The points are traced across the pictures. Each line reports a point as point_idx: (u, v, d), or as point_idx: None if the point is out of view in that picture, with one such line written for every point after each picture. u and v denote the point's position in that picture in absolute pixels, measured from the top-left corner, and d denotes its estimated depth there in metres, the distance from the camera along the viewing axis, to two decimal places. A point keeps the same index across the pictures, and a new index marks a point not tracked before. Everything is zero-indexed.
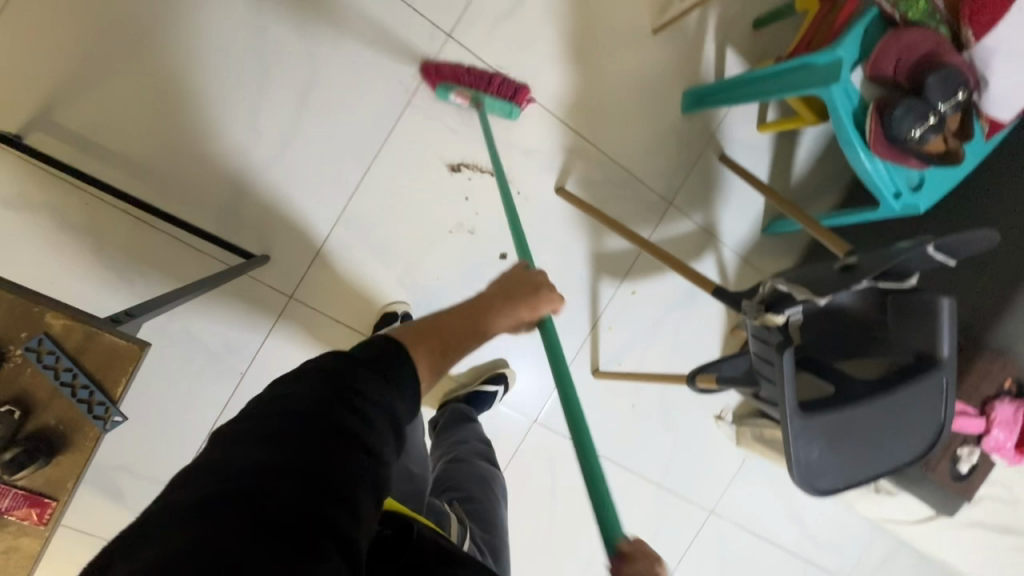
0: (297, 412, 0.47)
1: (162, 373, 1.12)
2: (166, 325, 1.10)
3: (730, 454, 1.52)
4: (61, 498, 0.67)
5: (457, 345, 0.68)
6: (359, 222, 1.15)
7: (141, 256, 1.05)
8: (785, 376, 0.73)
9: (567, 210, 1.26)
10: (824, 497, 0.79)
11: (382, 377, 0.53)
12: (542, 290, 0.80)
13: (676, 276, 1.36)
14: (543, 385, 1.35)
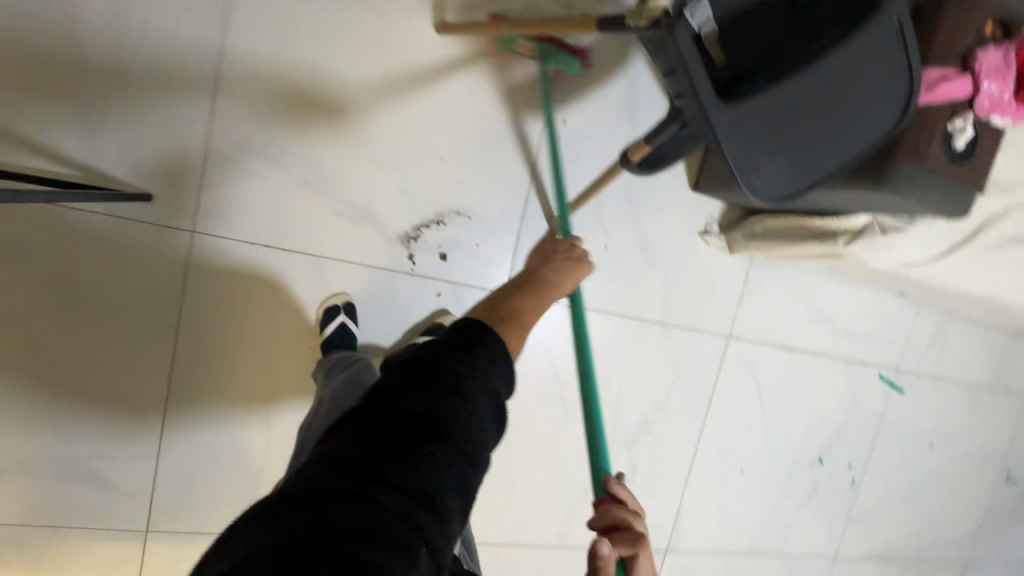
0: (399, 396, 0.53)
1: (98, 353, 1.05)
2: (79, 302, 1.02)
3: (731, 270, 1.39)
4: None
5: (512, 327, 0.70)
6: (237, 131, 1.04)
7: (26, 236, 0.98)
8: (685, 56, 0.62)
9: (458, 50, 1.12)
10: (778, 206, 0.71)
11: (469, 357, 0.57)
12: (576, 262, 0.95)
13: (605, 91, 1.21)
14: (503, 252, 1.23)
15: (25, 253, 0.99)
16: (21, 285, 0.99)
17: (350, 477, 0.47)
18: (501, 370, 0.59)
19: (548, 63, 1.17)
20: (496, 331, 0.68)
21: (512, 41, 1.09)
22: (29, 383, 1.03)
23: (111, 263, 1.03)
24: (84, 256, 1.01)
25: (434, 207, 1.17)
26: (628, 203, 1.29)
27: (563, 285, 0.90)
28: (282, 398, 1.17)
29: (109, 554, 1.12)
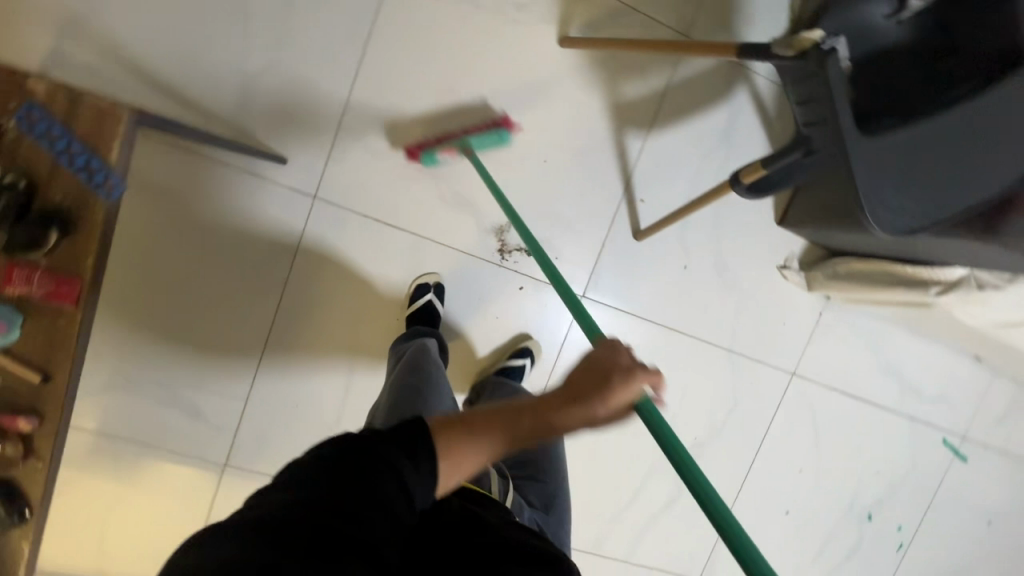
0: (333, 465, 0.52)
1: (221, 296, 1.15)
2: (215, 247, 1.13)
3: (804, 308, 1.40)
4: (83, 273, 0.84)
5: (492, 431, 0.59)
6: (367, 111, 1.14)
7: (183, 181, 1.10)
8: (835, 82, 0.67)
9: (575, 63, 1.19)
10: (894, 238, 0.76)
11: (406, 449, 0.55)
12: (621, 377, 0.61)
13: (706, 118, 1.26)
14: (586, 258, 1.28)
15: (180, 198, 1.10)
16: (172, 225, 1.11)
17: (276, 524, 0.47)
18: (433, 476, 0.55)
19: (657, 84, 1.23)
20: (469, 434, 0.58)
21: (433, 151, 1.14)
22: (160, 313, 1.14)
23: (248, 216, 1.13)
24: (229, 207, 1.12)
25: (530, 205, 1.23)
26: (712, 227, 1.32)
27: (590, 417, 0.60)
28: (362, 363, 1.24)
29: (186, 480, 1.21)
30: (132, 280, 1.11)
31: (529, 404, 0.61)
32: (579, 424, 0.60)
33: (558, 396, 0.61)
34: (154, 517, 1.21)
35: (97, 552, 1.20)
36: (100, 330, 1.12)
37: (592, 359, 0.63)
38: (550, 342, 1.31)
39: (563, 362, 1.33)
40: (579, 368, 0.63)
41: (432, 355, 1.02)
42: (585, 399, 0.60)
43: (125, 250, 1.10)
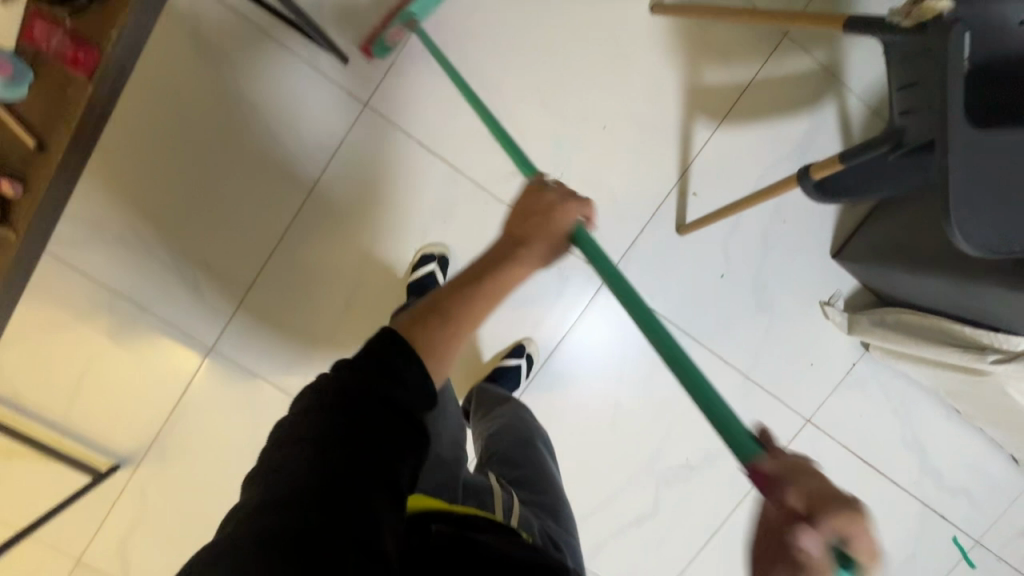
0: (314, 435, 0.49)
1: (229, 168, 1.13)
2: (232, 118, 1.11)
3: (838, 353, 1.30)
4: (108, 47, 0.60)
5: (472, 307, 0.60)
6: (440, 31, 1.10)
7: (224, 46, 1.09)
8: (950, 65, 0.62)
9: (661, 32, 1.13)
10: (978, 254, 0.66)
11: (381, 374, 0.52)
12: (557, 210, 0.66)
13: (783, 124, 1.18)
14: (621, 238, 1.21)
15: (215, 61, 1.09)
16: (197, 85, 1.09)
17: (284, 510, 0.45)
18: (415, 390, 0.53)
19: (742, 77, 1.16)
20: (440, 321, 0.58)
21: (384, 41, 1.07)
22: (165, 170, 1.12)
23: (273, 97, 1.11)
24: (259, 82, 1.10)
25: (578, 169, 1.17)
26: (760, 241, 1.23)
27: (535, 251, 0.64)
28: (368, 286, 1.21)
29: (170, 353, 1.20)
30: (146, 129, 1.10)
31: (495, 266, 0.62)
32: (531, 255, 0.64)
33: (499, 248, 0.65)
34: (131, 381, 1.20)
35: (68, 397, 1.20)
36: (126, 181, 1.12)
37: (533, 211, 0.66)
38: (561, 315, 1.25)
39: (569, 340, 1.26)
40: (518, 216, 0.67)
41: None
42: (542, 228, 0.65)
43: (145, 98, 1.09)
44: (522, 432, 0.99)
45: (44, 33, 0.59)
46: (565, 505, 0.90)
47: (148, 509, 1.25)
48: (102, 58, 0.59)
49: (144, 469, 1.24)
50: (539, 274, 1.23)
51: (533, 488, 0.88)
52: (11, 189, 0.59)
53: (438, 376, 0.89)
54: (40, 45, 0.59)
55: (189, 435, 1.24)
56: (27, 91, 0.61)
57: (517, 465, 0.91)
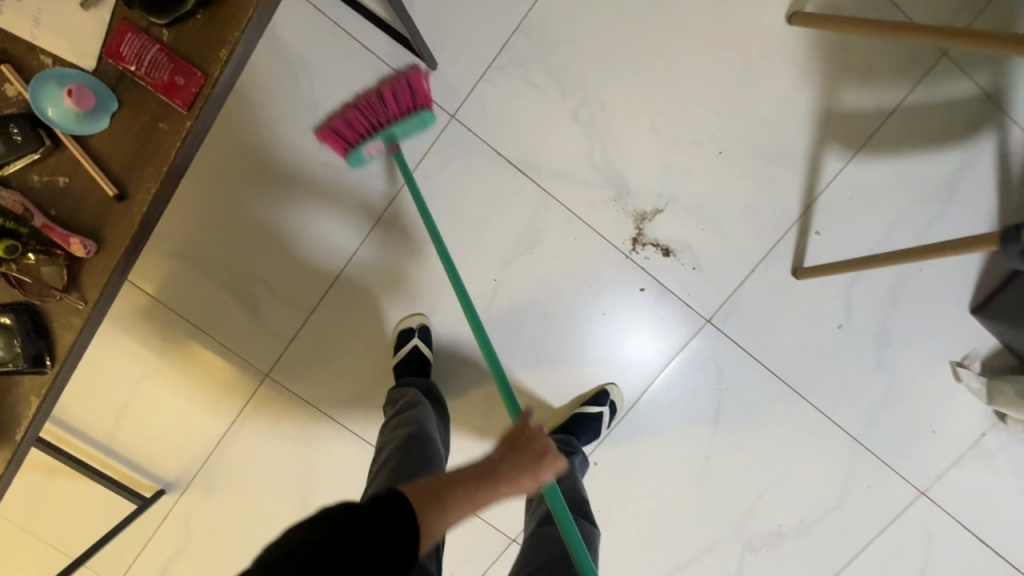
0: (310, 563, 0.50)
1: (281, 215, 1.04)
2: (282, 221, 1.04)
3: (966, 420, 1.13)
4: (208, 74, 0.57)
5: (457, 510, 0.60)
6: (541, 36, 0.97)
7: (297, 52, 0.97)
8: None
9: (796, 46, 0.98)
10: None
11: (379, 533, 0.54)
12: (545, 461, 0.65)
13: (930, 157, 1.01)
14: (727, 278, 1.06)
15: (275, 159, 1.02)
16: (250, 188, 1.03)
17: None
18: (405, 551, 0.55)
19: (887, 101, 0.99)
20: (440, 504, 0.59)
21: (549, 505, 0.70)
22: (230, 200, 1.03)
23: (331, 186, 1.03)
24: (334, 93, 0.99)
25: (684, 199, 1.03)
26: (889, 289, 1.07)
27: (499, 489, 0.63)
28: (440, 317, 1.09)
29: (222, 376, 1.11)
30: (234, 150, 1.01)
31: (483, 467, 0.63)
32: (512, 490, 0.63)
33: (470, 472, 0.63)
34: (180, 403, 1.12)
35: (114, 417, 1.12)
36: (200, 199, 1.03)
37: (510, 443, 0.66)
38: (650, 361, 1.11)
39: (657, 388, 1.12)
40: (512, 441, 0.66)
41: (425, 433, 0.89)
42: (520, 463, 0.64)
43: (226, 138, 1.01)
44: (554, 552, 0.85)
45: (136, 52, 0.57)
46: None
47: (191, 537, 1.17)
48: (204, 84, 0.56)
49: (190, 495, 1.16)
50: (631, 312, 1.08)
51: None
52: (83, 249, 0.56)
53: (428, 445, 0.87)
54: (131, 70, 0.57)
55: (238, 464, 1.15)
56: (106, 124, 0.58)
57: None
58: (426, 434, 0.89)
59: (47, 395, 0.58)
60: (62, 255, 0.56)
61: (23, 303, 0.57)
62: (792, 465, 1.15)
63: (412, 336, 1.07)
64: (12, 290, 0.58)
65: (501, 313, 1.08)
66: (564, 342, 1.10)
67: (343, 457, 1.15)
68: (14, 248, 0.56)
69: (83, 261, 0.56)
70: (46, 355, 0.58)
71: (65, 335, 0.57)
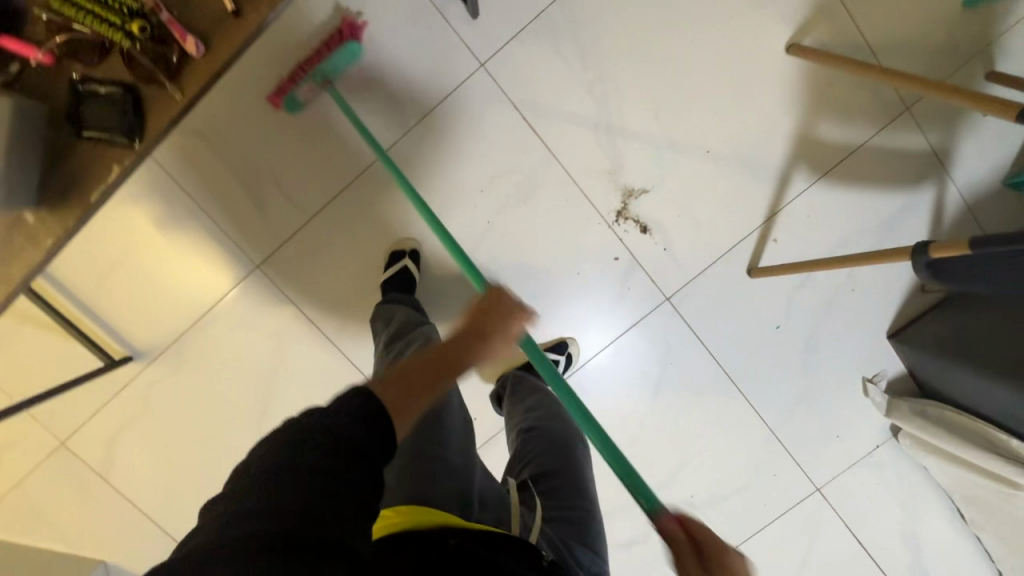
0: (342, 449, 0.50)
1: (313, 119, 1.11)
2: (313, 122, 1.12)
3: (865, 431, 1.29)
4: None
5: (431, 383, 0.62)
6: (576, 12, 1.08)
7: None
8: None
9: (790, 73, 1.12)
10: None
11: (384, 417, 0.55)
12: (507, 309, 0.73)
13: (879, 196, 1.17)
14: (692, 263, 1.19)
15: None
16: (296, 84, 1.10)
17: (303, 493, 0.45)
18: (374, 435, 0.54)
19: (854, 138, 1.15)
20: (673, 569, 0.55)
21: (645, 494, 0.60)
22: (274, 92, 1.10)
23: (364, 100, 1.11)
24: (382, 17, 1.07)
25: (669, 185, 1.15)
26: (824, 303, 1.23)
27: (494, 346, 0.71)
28: (432, 247, 1.18)
29: (213, 258, 1.16)
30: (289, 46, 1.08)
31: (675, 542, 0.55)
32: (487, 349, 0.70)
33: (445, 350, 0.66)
34: (167, 276, 1.17)
35: (97, 276, 1.16)
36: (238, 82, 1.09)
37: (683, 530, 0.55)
38: (611, 326, 1.22)
39: (613, 352, 1.24)
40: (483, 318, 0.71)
41: (431, 350, 0.95)
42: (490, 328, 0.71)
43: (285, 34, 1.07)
44: (554, 438, 0.94)
45: None
46: (596, 521, 0.85)
47: (150, 407, 1.23)
48: None
49: (157, 367, 1.21)
50: (603, 277, 1.20)
51: (558, 498, 0.84)
52: (196, 50, 0.64)
53: None
54: None
55: (208, 345, 1.20)
56: None
57: (547, 472, 0.87)
58: (432, 350, 0.95)
59: (127, 168, 0.66)
60: (175, 50, 0.65)
61: (128, 83, 0.66)
62: (712, 444, 1.29)
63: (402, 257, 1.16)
64: (121, 69, 0.67)
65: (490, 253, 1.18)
66: (538, 293, 1.20)
67: (313, 360, 1.22)
68: (137, 27, 0.65)
69: (190, 58, 0.65)
70: (135, 129, 0.66)
71: (158, 120, 0.66)
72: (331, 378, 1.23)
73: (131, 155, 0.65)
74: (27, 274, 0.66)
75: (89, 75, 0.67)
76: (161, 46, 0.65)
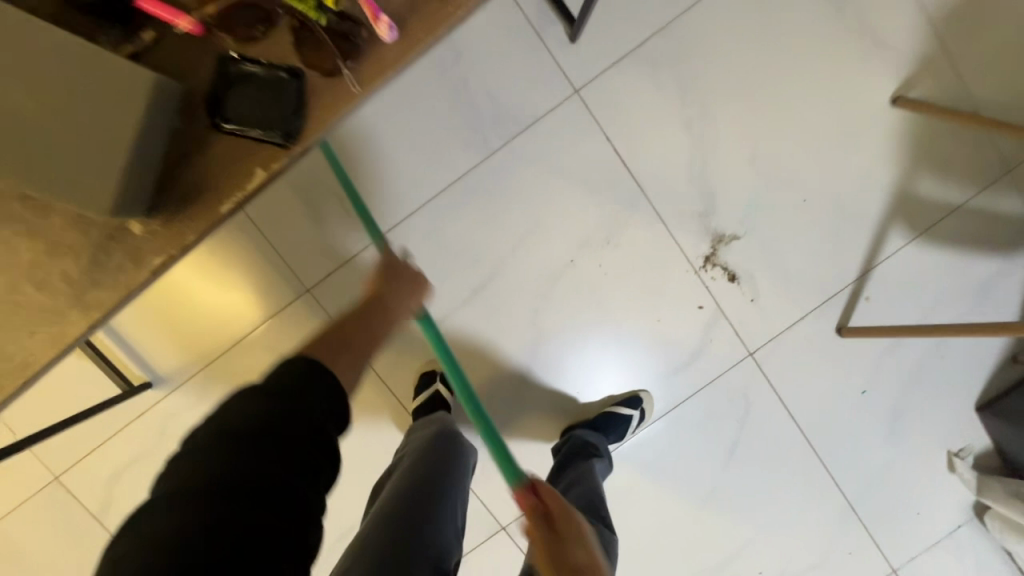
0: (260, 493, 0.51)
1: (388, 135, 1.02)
2: (388, 137, 1.02)
3: (947, 511, 1.20)
4: None
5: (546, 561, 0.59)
6: (678, 45, 1.02)
7: None
8: None
9: (893, 126, 1.07)
10: None
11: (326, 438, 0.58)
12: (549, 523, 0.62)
13: (976, 259, 1.11)
14: (780, 318, 1.11)
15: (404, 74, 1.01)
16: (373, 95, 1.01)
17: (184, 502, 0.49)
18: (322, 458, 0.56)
19: (954, 198, 1.10)
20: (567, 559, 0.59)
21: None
22: None
23: (446, 118, 1.02)
24: (473, 34, 1.00)
25: (761, 232, 1.08)
26: (914, 368, 1.15)
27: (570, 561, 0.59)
28: (502, 281, 1.08)
29: (259, 278, 1.04)
30: None
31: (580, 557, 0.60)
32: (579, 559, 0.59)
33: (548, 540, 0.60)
34: (204, 294, 1.05)
35: None
36: None
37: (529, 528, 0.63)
38: (688, 380, 1.13)
39: (687, 409, 1.14)
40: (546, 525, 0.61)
41: (458, 436, 0.90)
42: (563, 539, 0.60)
43: None
44: None
45: None
46: None
47: (166, 441, 1.08)
48: None
49: (180, 396, 1.07)
50: (683, 327, 1.11)
51: None
52: (388, 35, 0.52)
53: (458, 451, 0.87)
54: None
55: (241, 375, 1.07)
56: None
57: None
58: (455, 444, 0.88)
59: (274, 173, 0.54)
60: (362, 33, 0.53)
61: (293, 68, 0.54)
62: (786, 517, 1.18)
63: (433, 381, 1.07)
64: (286, 51, 0.54)
65: (564, 292, 1.09)
66: (612, 339, 1.10)
67: (357, 398, 1.09)
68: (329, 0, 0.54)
69: (376, 47, 0.53)
70: (292, 128, 0.53)
71: (324, 119, 0.54)
72: (375, 420, 1.10)
73: (287, 160, 0.53)
74: (120, 301, 0.54)
75: (245, 55, 0.54)
76: (344, 26, 0.53)
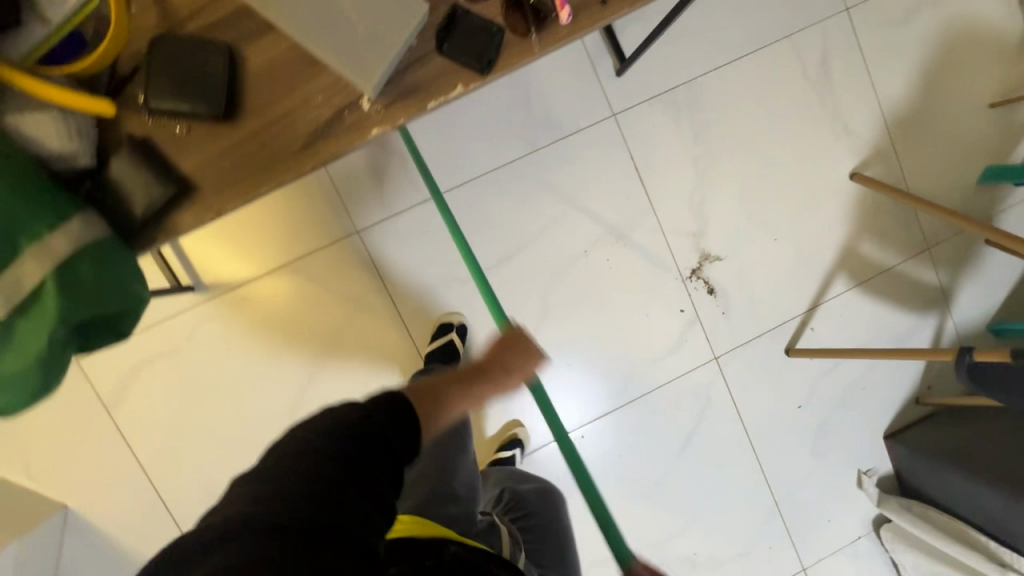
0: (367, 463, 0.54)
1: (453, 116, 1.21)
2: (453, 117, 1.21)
3: (852, 521, 1.42)
4: None
5: None
6: (698, 97, 1.27)
7: None
8: None
9: (849, 195, 1.34)
10: None
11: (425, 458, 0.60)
12: None
13: (896, 313, 1.39)
14: (742, 332, 1.33)
15: None
16: None
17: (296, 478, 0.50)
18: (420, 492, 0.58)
19: (886, 261, 1.38)
20: None
21: None
22: None
23: (505, 113, 1.22)
24: None
25: (738, 258, 1.32)
26: (840, 394, 1.39)
27: None
28: (524, 257, 1.26)
29: (315, 212, 1.18)
30: None
31: None
32: None
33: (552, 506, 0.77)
34: (261, 216, 1.17)
35: None
36: None
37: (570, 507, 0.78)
38: (662, 372, 1.32)
39: (657, 396, 1.32)
40: None
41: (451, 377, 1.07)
42: None
43: None
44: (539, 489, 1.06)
45: None
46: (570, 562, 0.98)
47: (191, 342, 1.17)
48: None
49: (215, 303, 1.17)
50: (665, 325, 1.31)
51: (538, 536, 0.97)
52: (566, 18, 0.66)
53: None
54: None
55: (276, 295, 1.19)
56: None
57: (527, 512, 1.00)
58: None
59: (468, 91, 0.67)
60: (550, 9, 0.66)
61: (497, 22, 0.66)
62: (722, 506, 1.37)
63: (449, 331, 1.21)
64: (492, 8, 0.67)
65: (574, 277, 1.27)
66: (606, 325, 1.29)
67: (378, 336, 1.22)
68: None
69: (556, 23, 0.67)
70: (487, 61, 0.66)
71: (509, 63, 0.67)
72: (389, 358, 1.23)
73: (477, 83, 0.67)
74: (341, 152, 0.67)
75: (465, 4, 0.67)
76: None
